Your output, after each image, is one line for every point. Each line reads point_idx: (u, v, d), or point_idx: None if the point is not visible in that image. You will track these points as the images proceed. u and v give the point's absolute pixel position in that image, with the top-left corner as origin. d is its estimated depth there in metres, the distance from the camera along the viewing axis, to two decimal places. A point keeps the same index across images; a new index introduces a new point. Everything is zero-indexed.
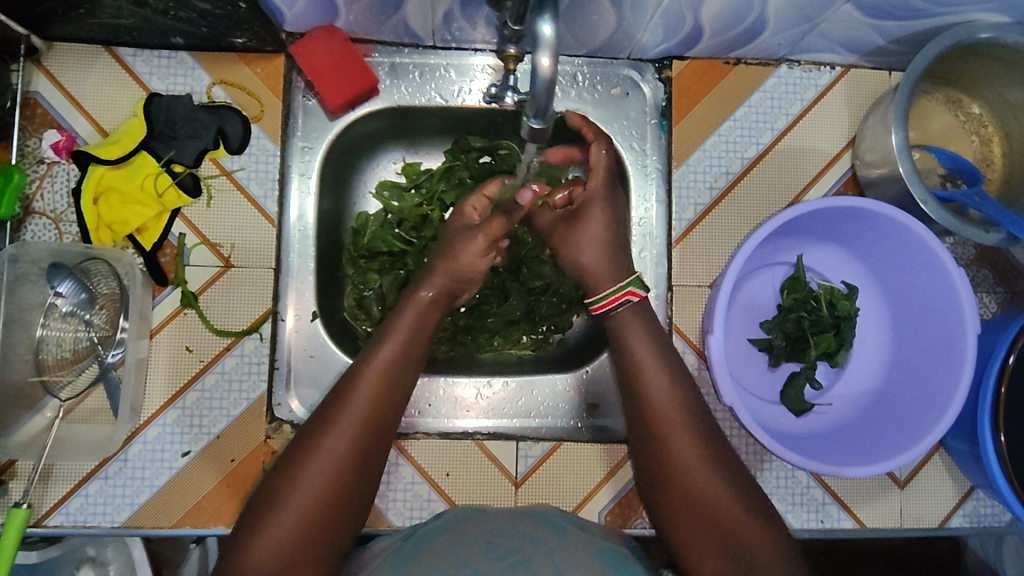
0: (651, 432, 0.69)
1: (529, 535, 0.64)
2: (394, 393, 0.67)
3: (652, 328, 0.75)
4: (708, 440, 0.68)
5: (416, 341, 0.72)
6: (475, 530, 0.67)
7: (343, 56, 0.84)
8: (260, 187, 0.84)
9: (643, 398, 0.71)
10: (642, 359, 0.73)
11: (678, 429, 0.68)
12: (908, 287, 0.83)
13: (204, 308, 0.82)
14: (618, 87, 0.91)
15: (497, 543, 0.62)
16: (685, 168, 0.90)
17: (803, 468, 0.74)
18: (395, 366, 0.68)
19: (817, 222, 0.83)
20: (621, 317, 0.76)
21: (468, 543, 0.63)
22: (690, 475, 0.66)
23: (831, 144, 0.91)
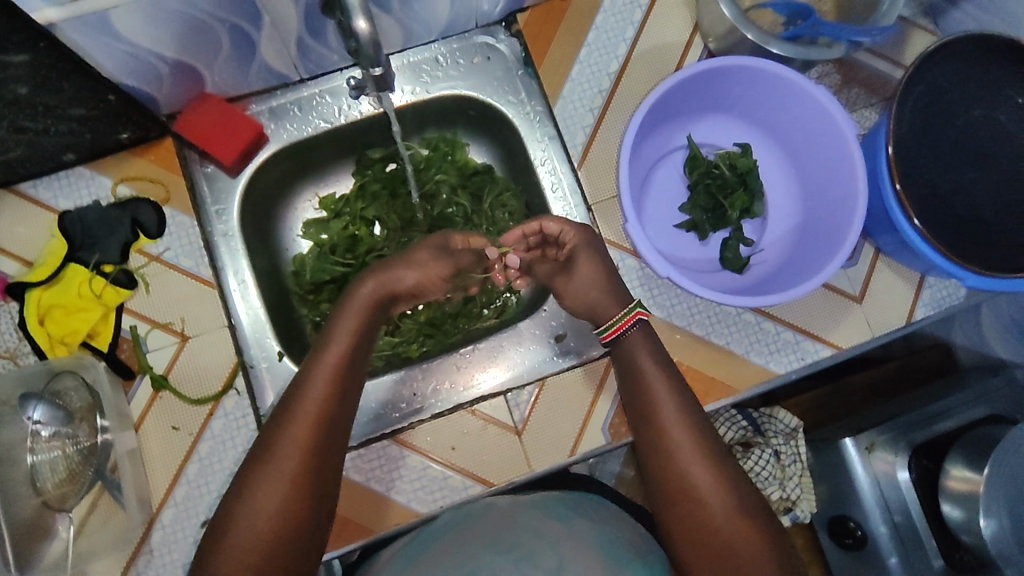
0: (646, 426, 0.76)
1: (536, 532, 0.72)
2: (336, 409, 0.71)
3: (650, 344, 0.81)
4: (702, 437, 0.74)
5: (350, 359, 0.75)
6: (482, 526, 0.75)
7: (222, 116, 0.90)
8: (189, 258, 0.88)
9: (643, 406, 0.77)
10: (639, 368, 0.79)
11: (677, 432, 0.74)
12: (788, 123, 0.89)
13: (176, 383, 0.85)
14: (478, 55, 0.99)
15: (501, 538, 0.71)
16: (562, 101, 0.97)
17: (755, 308, 0.78)
18: (333, 384, 0.72)
19: (688, 99, 0.89)
20: (633, 338, 0.81)
21: (473, 539, 0.73)
22: (683, 467, 0.72)
23: (680, 34, 0.98)
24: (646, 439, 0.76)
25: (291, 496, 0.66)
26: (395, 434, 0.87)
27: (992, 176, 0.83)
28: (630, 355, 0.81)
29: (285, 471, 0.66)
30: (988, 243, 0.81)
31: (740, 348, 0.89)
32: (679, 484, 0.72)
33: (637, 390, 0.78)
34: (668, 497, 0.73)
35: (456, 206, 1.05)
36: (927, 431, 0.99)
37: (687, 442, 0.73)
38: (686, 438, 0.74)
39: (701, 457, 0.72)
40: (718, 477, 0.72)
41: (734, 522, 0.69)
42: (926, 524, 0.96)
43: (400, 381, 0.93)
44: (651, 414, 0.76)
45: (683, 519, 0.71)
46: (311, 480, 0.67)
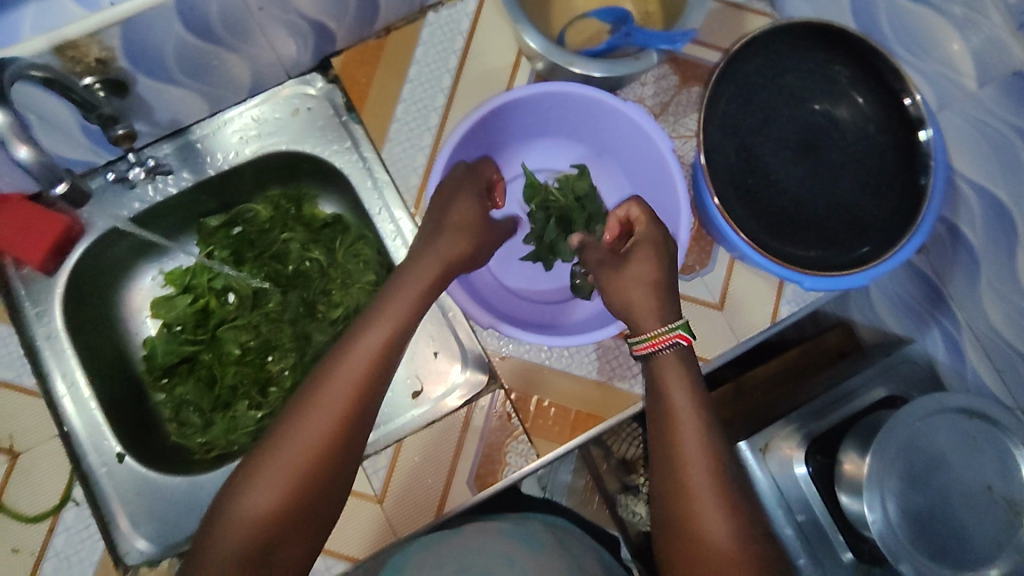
0: (659, 423, 0.68)
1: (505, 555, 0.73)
2: (362, 407, 0.65)
3: (688, 364, 0.70)
4: (718, 449, 0.65)
5: (383, 352, 0.67)
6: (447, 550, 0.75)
7: (24, 219, 0.86)
8: (9, 368, 0.84)
9: (665, 425, 0.68)
10: (667, 388, 0.69)
11: (699, 468, 0.64)
12: (613, 141, 0.86)
13: (12, 504, 0.81)
14: (298, 107, 0.95)
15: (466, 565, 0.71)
16: (389, 145, 0.93)
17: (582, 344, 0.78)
18: (363, 380, 0.65)
19: (507, 130, 0.86)
20: (665, 362, 0.70)
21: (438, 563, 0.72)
22: (688, 469, 0.65)
23: (505, 57, 0.95)
24: (666, 475, 0.66)
25: (292, 494, 0.61)
26: None
27: (815, 171, 0.82)
28: (661, 371, 0.70)
29: (297, 462, 0.62)
30: (826, 236, 0.81)
31: (601, 375, 0.87)
32: (689, 537, 0.63)
33: (658, 417, 0.69)
34: (672, 543, 0.64)
35: (310, 259, 1.00)
36: (827, 420, 0.90)
37: (710, 488, 0.63)
38: (703, 442, 0.66)
39: (723, 509, 0.63)
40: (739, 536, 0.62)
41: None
42: (828, 514, 0.87)
43: None
44: (671, 444, 0.66)
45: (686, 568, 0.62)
46: (325, 479, 0.63)
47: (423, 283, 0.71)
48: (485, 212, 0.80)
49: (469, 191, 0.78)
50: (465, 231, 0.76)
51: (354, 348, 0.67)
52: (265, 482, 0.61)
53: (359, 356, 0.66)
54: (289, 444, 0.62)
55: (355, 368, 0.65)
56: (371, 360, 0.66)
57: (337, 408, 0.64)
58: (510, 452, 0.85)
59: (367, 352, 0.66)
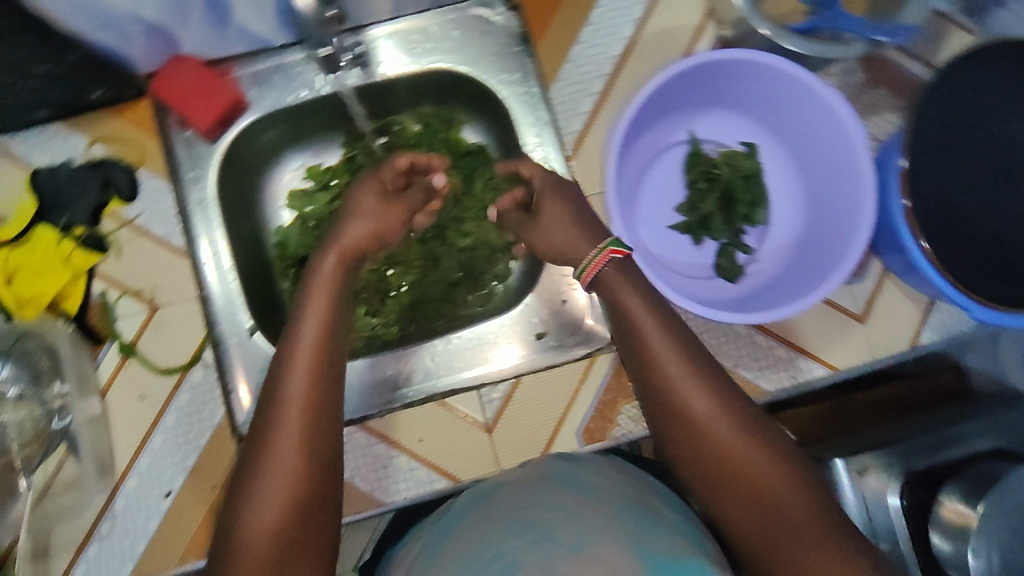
0: (645, 379, 0.66)
1: (551, 504, 0.68)
2: (324, 404, 0.63)
3: (628, 280, 0.72)
4: (709, 378, 0.64)
5: (321, 354, 0.65)
6: (500, 509, 0.70)
7: (200, 80, 0.85)
8: (161, 225, 0.86)
9: (648, 381, 0.66)
10: (633, 324, 0.68)
11: (689, 388, 0.64)
12: (796, 125, 0.82)
13: (145, 353, 0.84)
14: (472, 28, 0.91)
15: (517, 518, 0.66)
16: (559, 84, 0.90)
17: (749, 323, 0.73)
18: (316, 375, 0.64)
19: (690, 93, 0.83)
20: (615, 284, 0.72)
21: (495, 524, 0.67)
22: (694, 421, 0.62)
23: (692, 17, 0.91)
24: (655, 405, 0.66)
25: (288, 509, 0.58)
26: (361, 420, 0.85)
27: (1004, 200, 0.78)
28: (614, 300, 0.71)
29: (282, 473, 0.58)
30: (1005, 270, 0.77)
31: (727, 360, 0.87)
32: (705, 451, 0.62)
33: (631, 354, 0.68)
34: (690, 466, 0.63)
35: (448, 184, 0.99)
36: (931, 459, 0.85)
37: (708, 403, 0.63)
38: (696, 384, 0.64)
39: (721, 415, 0.62)
40: (744, 436, 0.61)
41: (780, 483, 0.59)
42: (911, 550, 0.82)
43: (367, 370, 0.86)
44: (651, 372, 0.66)
45: (715, 485, 0.61)
46: (311, 479, 0.59)
47: (330, 278, 0.73)
48: (397, 195, 0.85)
49: (377, 188, 0.83)
50: (392, 205, 0.83)
51: (292, 362, 0.65)
52: (257, 504, 0.58)
53: (301, 368, 0.64)
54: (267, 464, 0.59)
55: (299, 383, 0.63)
56: (314, 357, 0.65)
57: (298, 417, 0.61)
58: (621, 413, 0.86)
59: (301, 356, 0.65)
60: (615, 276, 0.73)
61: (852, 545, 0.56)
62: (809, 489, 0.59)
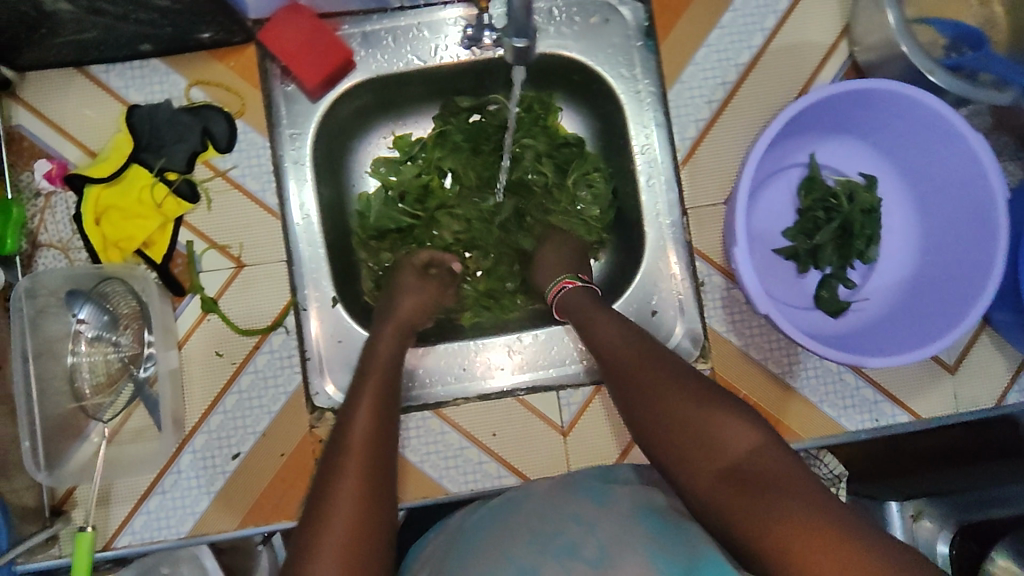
0: (609, 364, 0.71)
1: (572, 514, 0.62)
2: (381, 455, 0.63)
3: (593, 296, 0.82)
4: (657, 354, 0.68)
5: (380, 414, 0.67)
6: (515, 522, 0.63)
7: (312, 35, 0.82)
8: (257, 181, 0.83)
9: (612, 359, 0.71)
10: (596, 325, 0.76)
11: (647, 365, 0.67)
12: (928, 165, 0.79)
13: (226, 311, 0.81)
14: (596, 15, 0.87)
15: (539, 531, 0.60)
16: (679, 87, 0.86)
17: (860, 366, 0.72)
18: (371, 426, 0.65)
19: (823, 116, 0.80)
20: (576, 298, 0.82)
21: (511, 534, 0.61)
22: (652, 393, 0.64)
23: (826, 35, 0.86)
24: (620, 386, 0.68)
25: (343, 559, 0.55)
26: (437, 407, 0.85)
27: None
28: (586, 310, 0.79)
29: (340, 519, 0.57)
30: None
31: (813, 395, 0.86)
32: (664, 415, 0.62)
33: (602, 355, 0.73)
34: (653, 435, 0.62)
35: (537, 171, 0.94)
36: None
37: (664, 375, 0.65)
38: (649, 362, 0.68)
39: (676, 382, 0.64)
40: (700, 398, 0.62)
41: (742, 438, 0.58)
42: None
43: (448, 356, 0.87)
44: (612, 360, 0.71)
45: (676, 450, 0.60)
46: (367, 522, 0.57)
47: (389, 344, 0.78)
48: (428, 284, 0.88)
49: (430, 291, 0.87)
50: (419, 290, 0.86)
51: (353, 414, 0.67)
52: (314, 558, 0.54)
53: (360, 420, 0.66)
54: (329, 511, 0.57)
55: (360, 434, 0.64)
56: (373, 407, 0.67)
57: (355, 463, 0.61)
58: None
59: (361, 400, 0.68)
60: (586, 297, 0.82)
61: (820, 496, 0.54)
62: (773, 444, 0.58)
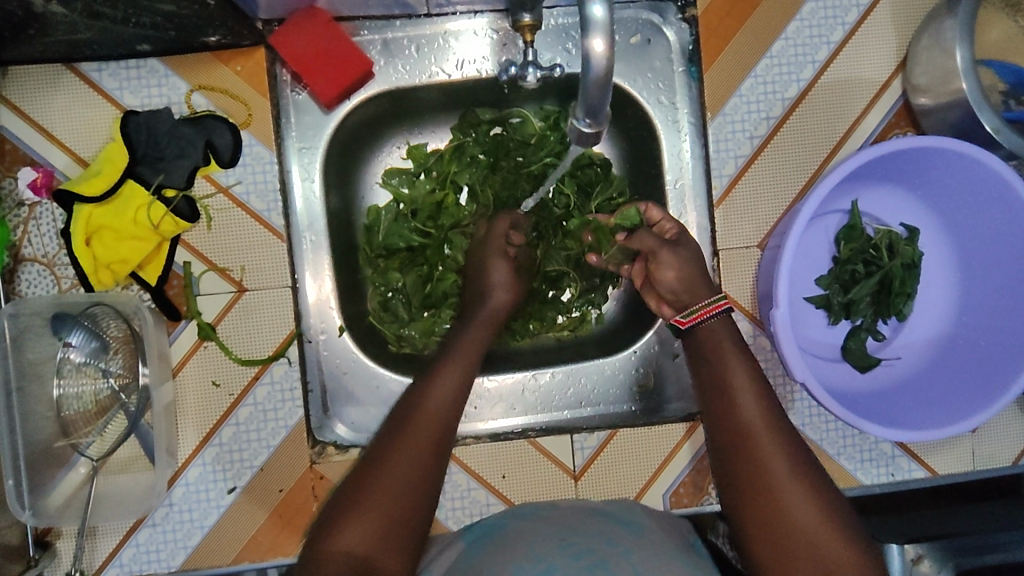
0: (722, 418, 0.63)
1: (603, 534, 0.65)
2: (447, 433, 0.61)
3: (733, 335, 0.70)
4: (780, 425, 0.62)
5: (459, 399, 0.63)
6: (545, 528, 0.68)
7: (329, 41, 0.76)
8: (261, 200, 0.77)
9: (726, 416, 0.63)
10: (728, 377, 0.65)
11: (778, 448, 0.60)
12: (976, 224, 0.76)
13: (224, 338, 0.76)
14: (637, 34, 0.81)
15: (570, 541, 0.64)
16: (721, 119, 0.81)
17: (893, 441, 0.70)
18: (444, 413, 0.61)
19: (873, 165, 0.75)
20: (710, 327, 0.70)
21: (542, 537, 0.66)
22: (766, 474, 0.59)
23: (879, 71, 0.82)
24: (730, 457, 0.61)
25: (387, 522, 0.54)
26: None
27: None
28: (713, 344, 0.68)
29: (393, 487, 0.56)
30: None
31: (831, 448, 0.83)
32: (781, 518, 0.57)
33: (719, 407, 0.64)
34: (759, 532, 0.58)
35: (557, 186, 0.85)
36: None
37: (791, 472, 0.59)
38: (771, 439, 0.61)
39: (802, 486, 0.59)
40: (826, 518, 0.57)
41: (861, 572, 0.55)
42: None
43: None
44: (729, 413, 0.63)
45: (785, 558, 0.57)
46: (426, 478, 0.57)
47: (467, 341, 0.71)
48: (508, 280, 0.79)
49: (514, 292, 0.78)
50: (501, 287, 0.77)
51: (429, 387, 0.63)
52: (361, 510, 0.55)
53: (437, 394, 0.62)
54: (384, 471, 0.56)
55: (432, 409, 0.61)
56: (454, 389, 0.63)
57: (423, 442, 0.59)
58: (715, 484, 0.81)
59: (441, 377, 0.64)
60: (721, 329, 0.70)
61: None
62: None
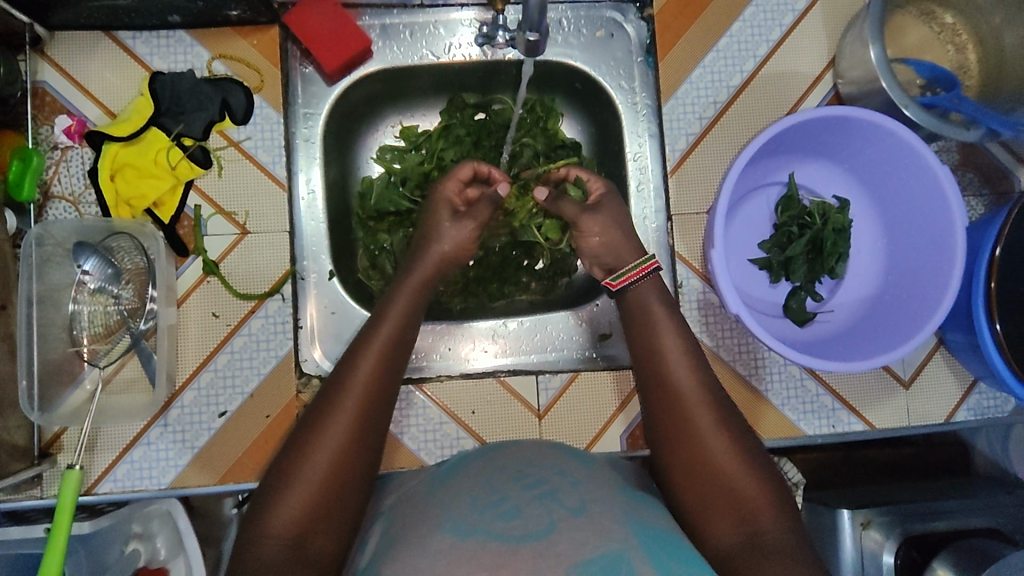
0: (653, 378, 0.72)
1: (557, 467, 0.70)
2: (377, 410, 0.66)
3: (660, 290, 0.79)
4: (706, 382, 0.71)
5: (386, 368, 0.68)
6: (502, 463, 0.73)
7: (334, 21, 0.88)
8: (267, 154, 0.87)
9: (656, 377, 0.72)
10: (661, 346, 0.74)
11: (699, 398, 0.69)
12: (896, 194, 0.86)
13: (226, 274, 0.85)
14: (602, 29, 0.94)
15: (525, 472, 0.68)
16: (673, 102, 0.92)
17: (810, 368, 0.78)
18: (371, 384, 0.66)
19: (801, 139, 0.86)
20: (646, 286, 0.79)
21: (498, 472, 0.70)
22: (691, 422, 0.68)
23: (812, 66, 0.94)
24: (661, 414, 0.70)
25: (319, 496, 0.60)
26: (421, 383, 0.88)
27: None
28: (642, 312, 0.77)
29: (322, 464, 0.61)
30: None
31: (776, 399, 0.91)
32: (701, 457, 0.66)
33: (651, 366, 0.73)
34: (685, 480, 0.67)
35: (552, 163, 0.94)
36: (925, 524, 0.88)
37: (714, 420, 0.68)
38: (696, 395, 0.70)
39: (724, 436, 0.67)
40: (745, 464, 0.66)
41: (770, 507, 0.63)
42: None
43: (435, 333, 0.92)
44: (660, 370, 0.72)
45: (705, 501, 0.65)
46: (356, 445, 0.63)
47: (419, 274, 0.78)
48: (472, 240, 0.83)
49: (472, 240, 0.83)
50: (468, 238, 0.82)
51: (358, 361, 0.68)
52: (296, 484, 0.60)
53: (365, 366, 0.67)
54: (315, 443, 0.62)
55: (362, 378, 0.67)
56: (378, 367, 0.67)
57: (349, 418, 0.64)
58: None
59: (376, 352, 0.68)
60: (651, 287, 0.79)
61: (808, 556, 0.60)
62: (794, 523, 0.63)
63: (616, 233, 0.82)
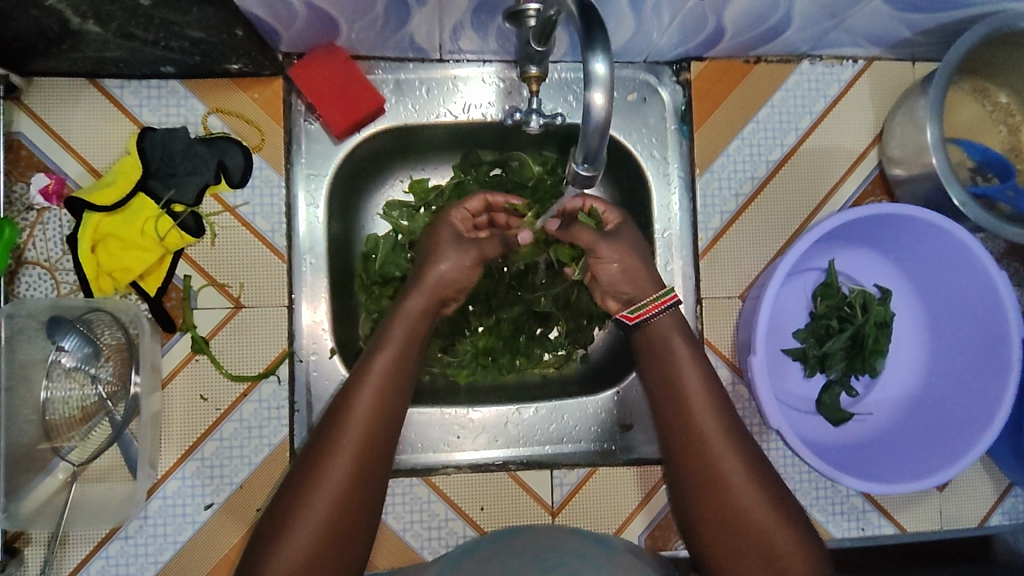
0: (677, 419, 0.69)
1: (578, 551, 0.65)
2: (376, 455, 0.62)
3: (685, 332, 0.72)
4: (733, 425, 0.68)
5: (385, 410, 0.64)
6: (520, 547, 0.68)
7: (343, 77, 0.80)
8: (266, 221, 0.79)
9: (678, 418, 0.68)
10: (683, 383, 0.69)
11: (731, 449, 0.66)
12: (946, 291, 0.80)
13: (216, 352, 0.78)
14: (635, 92, 0.87)
15: (545, 557, 0.64)
16: (709, 175, 0.86)
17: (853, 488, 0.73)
18: (365, 431, 0.62)
19: (847, 228, 0.80)
20: (660, 324, 0.72)
21: (515, 556, 0.65)
22: (718, 468, 0.66)
23: (857, 142, 0.88)
24: (685, 458, 0.67)
25: (317, 549, 0.58)
26: (426, 474, 0.82)
27: None
28: (661, 340, 0.72)
29: (315, 523, 0.58)
30: None
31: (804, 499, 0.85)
32: (731, 506, 0.64)
33: (673, 402, 0.69)
34: (712, 527, 0.65)
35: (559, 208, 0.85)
36: None
37: (744, 471, 0.65)
38: (724, 439, 0.67)
39: (754, 483, 0.65)
40: (779, 511, 0.64)
41: (808, 561, 0.62)
42: None
43: (443, 422, 0.85)
44: (683, 409, 0.68)
45: (733, 548, 0.64)
46: (351, 498, 0.60)
47: (412, 321, 0.70)
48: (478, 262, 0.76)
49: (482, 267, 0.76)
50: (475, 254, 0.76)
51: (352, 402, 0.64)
52: (287, 544, 0.58)
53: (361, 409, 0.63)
54: (309, 497, 0.59)
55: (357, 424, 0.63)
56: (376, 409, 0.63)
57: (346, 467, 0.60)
58: None
59: (371, 396, 0.64)
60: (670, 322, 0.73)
61: None
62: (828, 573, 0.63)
63: (634, 260, 0.75)
